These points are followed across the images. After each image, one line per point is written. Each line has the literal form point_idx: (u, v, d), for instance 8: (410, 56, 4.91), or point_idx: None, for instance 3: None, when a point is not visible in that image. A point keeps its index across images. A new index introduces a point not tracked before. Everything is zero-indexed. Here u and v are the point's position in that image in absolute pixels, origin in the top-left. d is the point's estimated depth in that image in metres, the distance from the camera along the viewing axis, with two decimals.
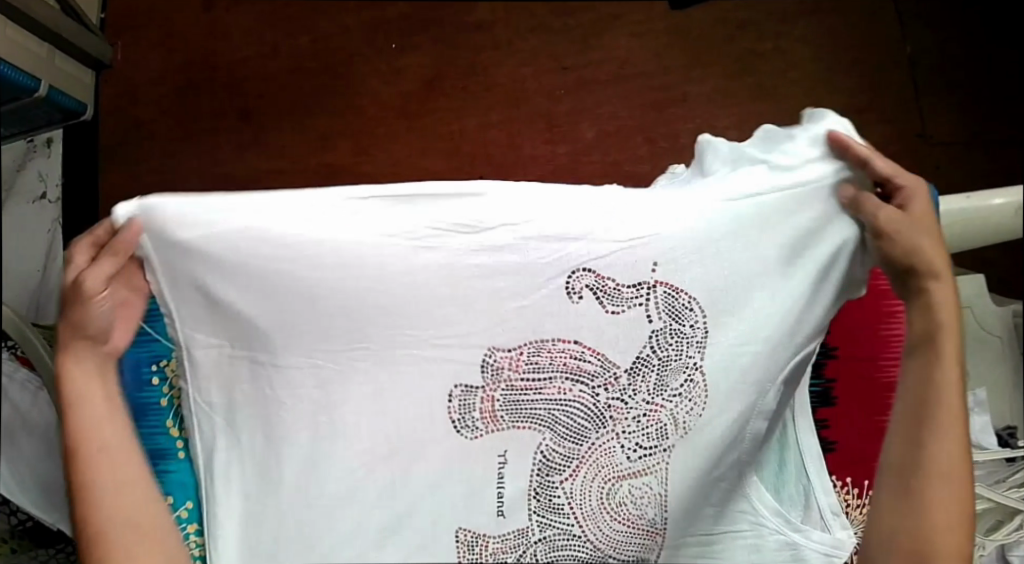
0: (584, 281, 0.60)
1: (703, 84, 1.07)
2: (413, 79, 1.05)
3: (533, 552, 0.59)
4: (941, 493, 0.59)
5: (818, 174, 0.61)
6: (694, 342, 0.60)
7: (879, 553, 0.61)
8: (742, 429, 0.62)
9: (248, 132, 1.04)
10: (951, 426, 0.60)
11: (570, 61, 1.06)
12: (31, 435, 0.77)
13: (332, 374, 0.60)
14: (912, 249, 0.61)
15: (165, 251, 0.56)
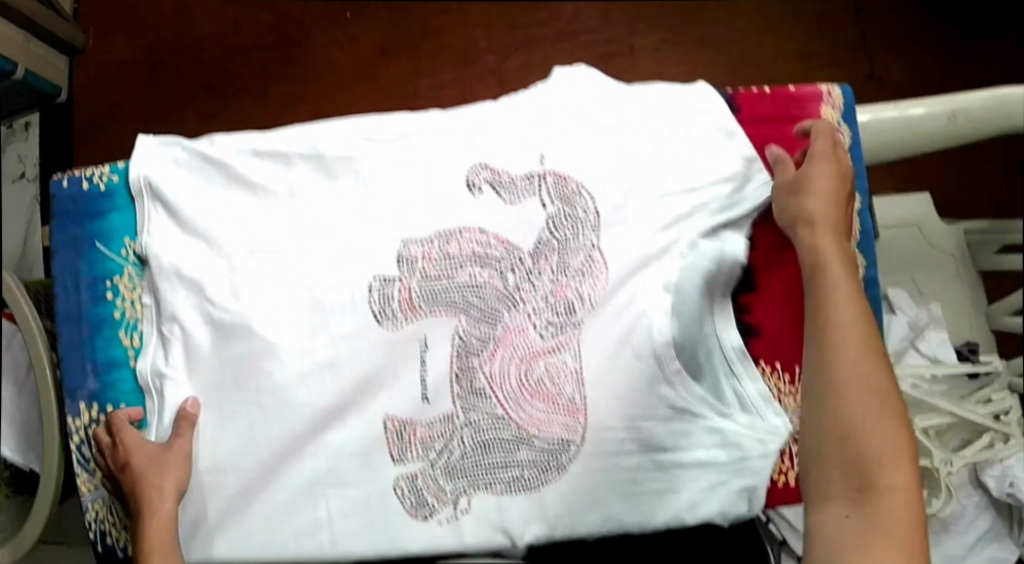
0: (481, 176, 0.65)
1: (648, 36, 1.14)
2: (366, 45, 1.13)
3: (460, 437, 0.64)
4: (865, 417, 0.55)
5: (688, 94, 0.67)
6: (590, 225, 0.64)
7: (820, 475, 0.56)
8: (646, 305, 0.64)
9: (215, 104, 1.12)
10: (857, 332, 0.58)
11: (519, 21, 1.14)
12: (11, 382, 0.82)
13: (264, 270, 0.65)
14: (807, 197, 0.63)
15: (152, 164, 0.68)
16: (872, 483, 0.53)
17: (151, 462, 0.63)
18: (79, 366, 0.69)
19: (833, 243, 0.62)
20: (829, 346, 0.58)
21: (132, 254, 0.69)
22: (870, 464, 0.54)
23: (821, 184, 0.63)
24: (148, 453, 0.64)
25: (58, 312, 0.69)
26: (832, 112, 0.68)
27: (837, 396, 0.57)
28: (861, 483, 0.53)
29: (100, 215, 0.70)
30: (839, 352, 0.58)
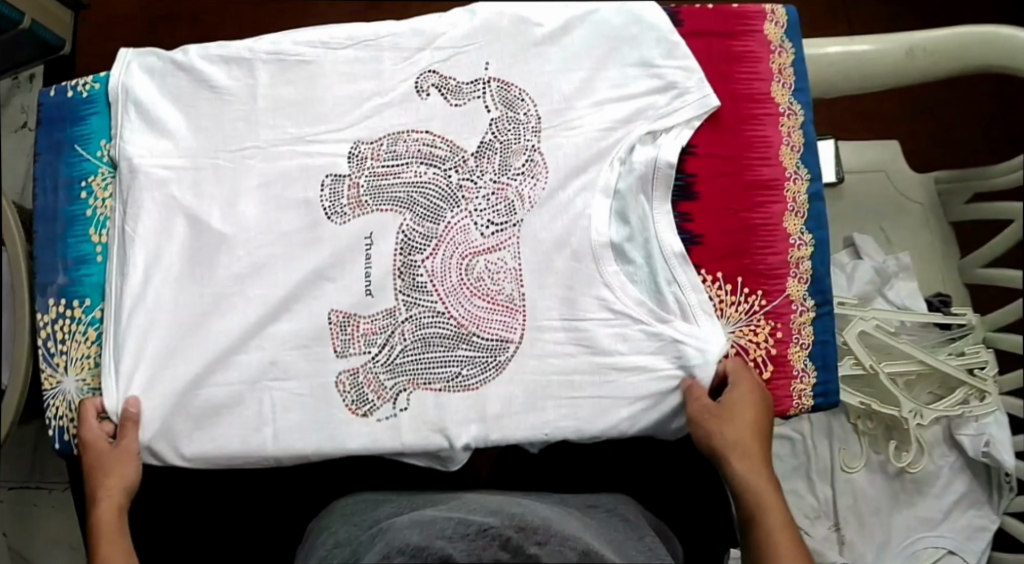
0: (429, 81, 0.67)
1: None
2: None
3: (402, 331, 0.64)
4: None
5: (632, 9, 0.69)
6: (530, 127, 0.66)
7: None
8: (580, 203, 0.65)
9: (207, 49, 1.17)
10: None
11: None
12: None
13: (226, 168, 0.69)
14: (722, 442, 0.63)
15: (131, 71, 0.72)
16: None
17: (104, 462, 0.66)
18: (52, 263, 0.75)
19: (744, 427, 0.63)
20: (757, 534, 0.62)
21: (107, 156, 0.75)
22: None
23: (740, 417, 0.63)
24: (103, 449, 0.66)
25: (36, 211, 0.76)
26: (774, 29, 0.72)
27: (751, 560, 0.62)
28: None
29: (81, 120, 0.76)
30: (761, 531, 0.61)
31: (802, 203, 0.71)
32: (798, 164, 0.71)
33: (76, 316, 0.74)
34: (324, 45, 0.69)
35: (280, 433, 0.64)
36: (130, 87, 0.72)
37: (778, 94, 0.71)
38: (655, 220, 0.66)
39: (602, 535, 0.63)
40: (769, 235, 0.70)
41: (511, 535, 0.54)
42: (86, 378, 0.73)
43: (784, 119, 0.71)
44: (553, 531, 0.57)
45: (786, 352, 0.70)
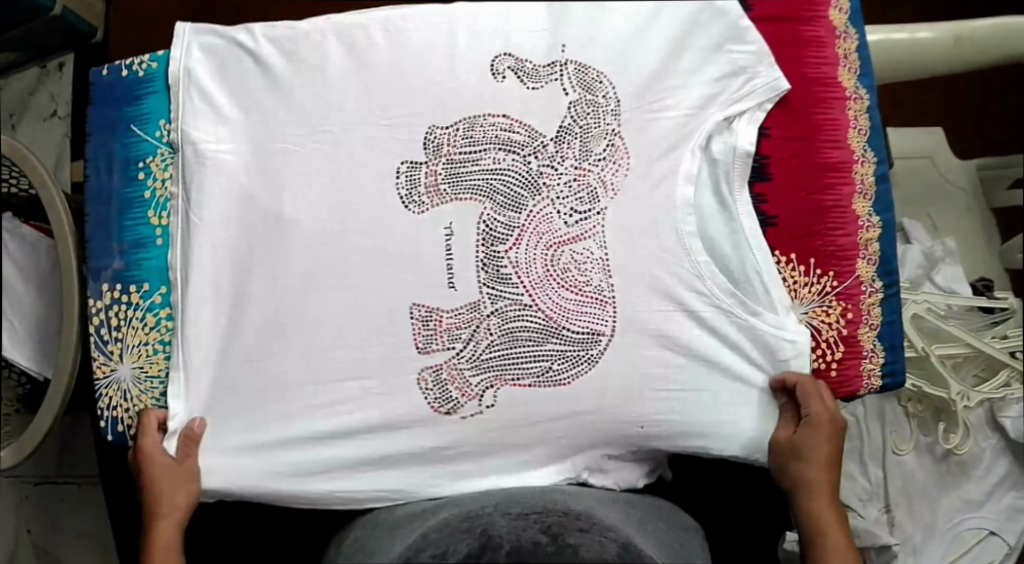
0: (505, 64, 0.67)
1: None
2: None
3: (487, 326, 0.66)
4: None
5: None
6: (610, 111, 0.67)
7: None
8: (665, 184, 0.66)
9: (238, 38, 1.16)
10: None
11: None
12: (29, 288, 0.86)
13: (294, 152, 0.67)
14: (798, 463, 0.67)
15: (193, 53, 0.71)
16: None
17: (162, 479, 0.66)
18: (106, 246, 0.73)
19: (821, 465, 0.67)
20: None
21: (166, 135, 0.73)
22: None
23: (816, 447, 0.67)
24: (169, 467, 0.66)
25: (88, 191, 0.74)
26: (839, 15, 0.72)
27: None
28: None
29: (138, 99, 0.74)
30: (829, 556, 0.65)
31: (870, 185, 0.71)
32: (864, 148, 0.71)
33: (134, 302, 0.72)
34: (396, 25, 0.68)
35: (360, 424, 0.66)
36: (193, 71, 0.71)
37: (845, 78, 0.71)
38: (737, 208, 0.68)
39: (650, 528, 0.62)
40: (839, 217, 0.70)
41: (553, 522, 0.54)
42: (144, 367, 0.71)
43: (851, 103, 0.71)
44: (595, 520, 0.56)
45: (857, 333, 0.71)
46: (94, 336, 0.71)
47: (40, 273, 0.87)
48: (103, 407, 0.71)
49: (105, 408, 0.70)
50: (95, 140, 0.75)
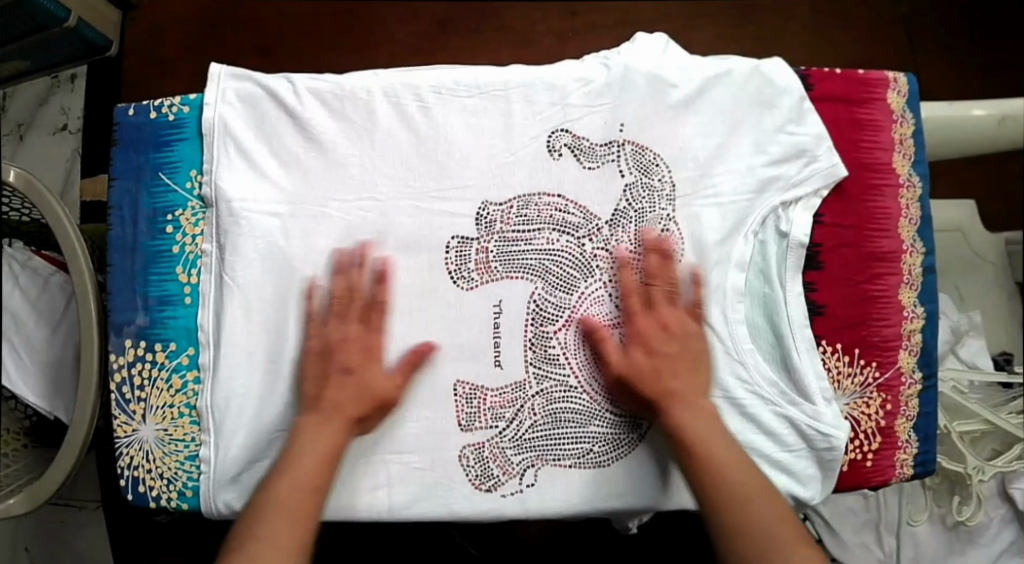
0: (562, 141, 0.66)
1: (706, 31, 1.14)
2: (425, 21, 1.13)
3: (531, 406, 0.64)
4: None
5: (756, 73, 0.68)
6: (665, 195, 0.65)
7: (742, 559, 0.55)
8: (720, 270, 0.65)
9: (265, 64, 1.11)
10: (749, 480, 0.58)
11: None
12: (39, 322, 0.84)
13: (333, 219, 0.66)
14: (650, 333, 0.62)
15: (230, 101, 0.69)
16: None
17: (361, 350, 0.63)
18: (131, 300, 0.70)
19: (709, 425, 0.60)
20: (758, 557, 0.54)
21: (197, 188, 0.70)
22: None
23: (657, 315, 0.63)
24: (362, 340, 0.63)
25: (112, 240, 0.71)
26: (897, 98, 0.71)
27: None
28: None
29: (167, 145, 0.71)
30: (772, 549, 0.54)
31: (916, 276, 0.70)
32: (915, 239, 0.70)
33: (159, 361, 0.70)
34: (455, 90, 0.67)
35: (395, 505, 0.63)
36: (230, 121, 0.69)
37: (899, 166, 0.70)
38: (788, 292, 0.66)
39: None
40: (884, 307, 0.69)
41: None
42: (168, 428, 0.70)
43: (903, 191, 0.70)
44: None
45: (894, 424, 0.70)
46: (116, 394, 0.70)
47: (53, 310, 0.84)
48: (123, 467, 0.70)
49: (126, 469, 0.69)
50: (122, 184, 0.71)
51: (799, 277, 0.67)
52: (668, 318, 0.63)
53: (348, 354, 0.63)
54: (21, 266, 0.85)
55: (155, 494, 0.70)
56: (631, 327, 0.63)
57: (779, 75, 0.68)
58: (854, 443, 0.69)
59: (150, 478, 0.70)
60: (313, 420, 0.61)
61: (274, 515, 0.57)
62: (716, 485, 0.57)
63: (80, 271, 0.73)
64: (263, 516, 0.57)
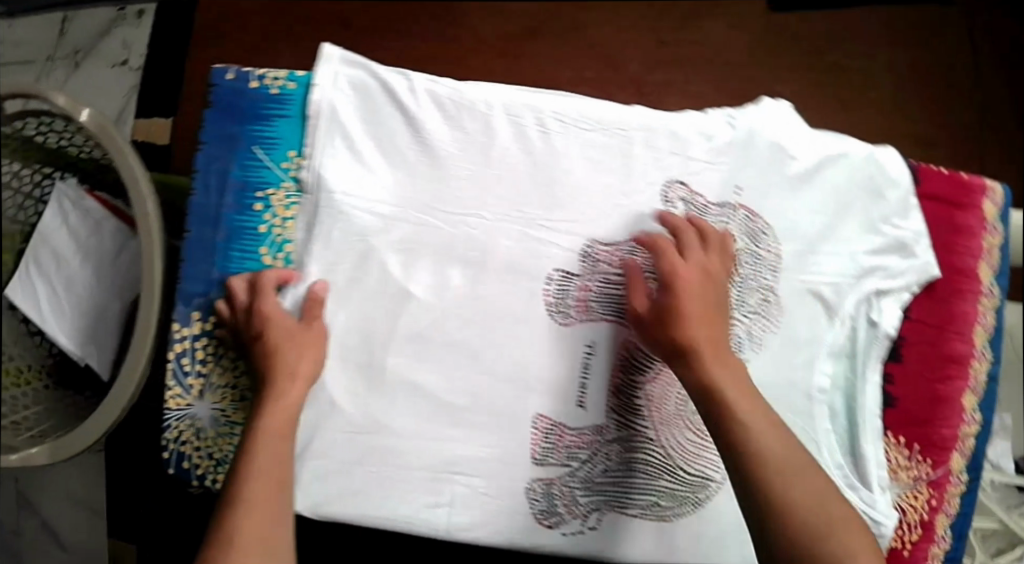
0: (677, 193, 0.65)
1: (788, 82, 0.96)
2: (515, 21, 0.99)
3: (606, 451, 0.65)
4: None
5: (871, 158, 0.69)
6: (771, 266, 0.66)
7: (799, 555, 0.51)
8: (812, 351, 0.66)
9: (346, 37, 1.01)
10: (791, 455, 0.55)
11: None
12: (82, 267, 0.80)
13: (436, 231, 0.66)
14: (682, 292, 0.59)
15: (341, 88, 0.66)
16: None
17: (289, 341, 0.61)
18: (206, 273, 0.68)
19: (748, 397, 0.57)
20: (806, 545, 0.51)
21: (294, 170, 0.67)
22: None
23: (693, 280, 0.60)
24: (289, 331, 0.62)
25: (192, 208, 0.68)
26: (992, 207, 0.72)
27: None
28: None
29: (265, 119, 0.68)
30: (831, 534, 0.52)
31: (980, 382, 0.72)
32: (986, 347, 0.72)
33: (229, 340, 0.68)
34: (578, 120, 0.66)
35: (453, 527, 0.64)
36: (338, 109, 0.66)
37: (984, 273, 0.72)
38: (866, 378, 0.67)
39: None
40: (947, 407, 0.71)
41: None
42: (227, 409, 0.68)
43: (983, 299, 0.72)
44: None
45: (935, 519, 0.71)
46: (174, 364, 0.68)
47: (100, 255, 0.80)
48: (169, 440, 0.68)
49: (177, 443, 0.67)
50: (212, 149, 0.68)
51: (880, 366, 0.68)
52: (709, 276, 0.61)
53: (278, 338, 0.61)
54: (73, 205, 0.81)
55: (200, 472, 0.68)
56: (671, 280, 0.60)
57: (890, 166, 0.69)
58: (895, 531, 0.70)
59: (197, 456, 0.68)
60: (258, 405, 0.60)
61: (252, 504, 0.55)
62: (767, 459, 0.54)
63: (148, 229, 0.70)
64: (241, 504, 0.55)
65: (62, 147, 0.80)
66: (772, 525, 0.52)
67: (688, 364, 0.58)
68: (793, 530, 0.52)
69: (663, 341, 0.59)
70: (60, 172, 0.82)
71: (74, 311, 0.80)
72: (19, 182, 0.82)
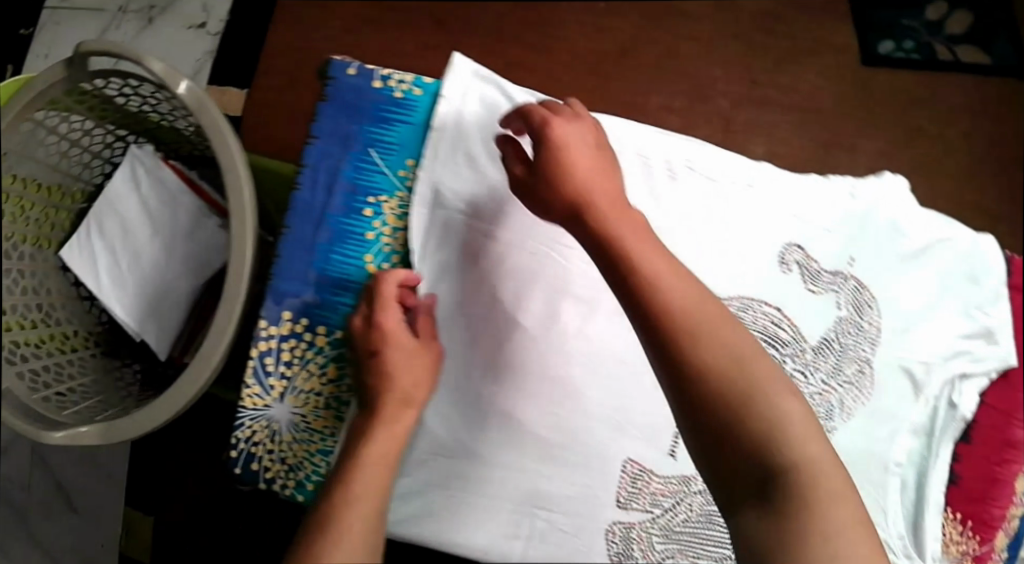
0: (794, 256, 0.65)
1: (876, 140, 0.94)
2: (610, 42, 0.96)
3: (690, 502, 0.65)
4: (840, 498, 0.49)
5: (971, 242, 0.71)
6: (870, 338, 0.66)
7: (780, 476, 0.49)
8: (893, 425, 0.67)
9: (435, 32, 0.96)
10: (755, 360, 0.52)
11: (779, 34, 0.93)
12: (151, 239, 0.77)
13: (549, 261, 0.66)
14: (563, 158, 0.56)
15: (471, 102, 0.66)
16: (817, 507, 0.48)
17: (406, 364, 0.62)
18: (302, 273, 0.65)
19: (681, 281, 0.53)
20: (771, 454, 0.49)
21: (410, 180, 0.65)
22: (811, 489, 0.49)
23: (578, 148, 0.57)
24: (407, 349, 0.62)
25: (296, 203, 0.65)
26: None
27: (774, 486, 0.49)
28: (810, 505, 0.48)
29: (384, 122, 0.65)
30: (786, 432, 0.50)
31: None
32: None
33: (318, 345, 0.65)
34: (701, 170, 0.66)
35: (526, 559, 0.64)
36: (465, 122, 0.65)
37: None
38: (937, 452, 0.68)
39: None
40: (998, 488, 0.70)
41: None
42: (307, 416, 0.66)
43: None
44: None
45: None
46: (255, 362, 0.65)
47: (171, 230, 0.77)
48: (240, 439, 0.65)
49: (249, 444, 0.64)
50: (326, 146, 0.65)
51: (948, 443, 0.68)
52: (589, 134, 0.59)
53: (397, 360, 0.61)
54: (147, 173, 0.77)
55: (269, 476, 0.66)
56: (556, 138, 0.57)
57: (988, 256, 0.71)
58: None
59: (268, 458, 0.66)
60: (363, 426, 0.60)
61: (344, 536, 0.55)
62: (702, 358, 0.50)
63: (244, 218, 0.68)
64: (332, 535, 0.54)
65: (143, 112, 0.77)
66: (714, 429, 0.50)
67: (614, 257, 0.53)
68: (739, 433, 0.50)
69: (555, 198, 0.56)
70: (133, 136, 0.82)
71: (135, 284, 0.77)
72: (90, 141, 0.79)
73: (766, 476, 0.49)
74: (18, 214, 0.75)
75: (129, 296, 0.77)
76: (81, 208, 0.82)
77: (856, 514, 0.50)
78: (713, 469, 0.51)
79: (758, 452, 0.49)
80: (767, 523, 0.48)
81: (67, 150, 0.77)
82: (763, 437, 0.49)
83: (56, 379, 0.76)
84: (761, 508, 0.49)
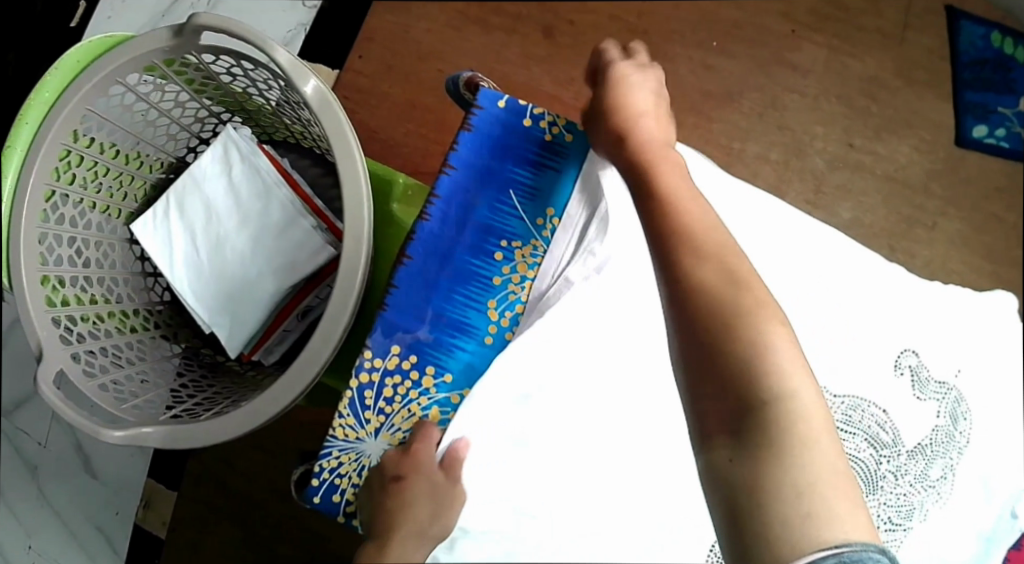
0: (908, 361, 0.69)
1: (954, 224, 0.95)
2: (717, 82, 0.98)
3: None
4: (825, 432, 0.50)
5: None
6: (958, 447, 0.68)
7: (765, 397, 0.51)
8: (967, 530, 0.67)
9: (544, 47, 0.98)
10: (755, 286, 0.57)
11: (881, 102, 0.93)
12: (238, 226, 0.73)
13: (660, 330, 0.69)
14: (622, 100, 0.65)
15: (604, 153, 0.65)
16: (805, 442, 0.49)
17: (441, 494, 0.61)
18: (418, 308, 0.61)
19: (695, 205, 0.60)
20: (759, 375, 0.52)
21: (548, 230, 0.63)
22: (799, 424, 0.50)
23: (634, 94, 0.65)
24: (429, 487, 0.60)
25: (420, 228, 0.62)
26: None
27: (750, 416, 0.51)
28: (800, 436, 0.49)
29: (529, 164, 0.63)
30: (772, 366, 0.52)
31: None
32: None
33: (424, 386, 0.61)
34: (807, 254, 0.70)
35: None
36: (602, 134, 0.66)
37: None
38: (989, 553, 0.66)
39: None
40: None
41: None
42: None
43: None
44: None
45: None
46: (353, 394, 0.60)
47: (260, 223, 0.73)
48: (325, 468, 0.60)
49: (337, 474, 0.59)
50: (465, 180, 0.63)
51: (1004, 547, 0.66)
52: (643, 88, 0.66)
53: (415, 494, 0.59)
54: (241, 158, 0.74)
55: (350, 509, 0.60)
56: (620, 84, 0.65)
57: None
58: None
59: (353, 492, 0.60)
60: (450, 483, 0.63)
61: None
62: (696, 280, 0.56)
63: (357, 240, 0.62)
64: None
65: (248, 95, 0.74)
66: (702, 355, 0.53)
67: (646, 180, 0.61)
68: (725, 355, 0.53)
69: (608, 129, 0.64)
70: (229, 115, 0.79)
71: (210, 272, 0.73)
72: (181, 114, 0.76)
73: (743, 405, 0.51)
74: (92, 180, 0.71)
75: (203, 283, 0.73)
76: (158, 178, 0.79)
77: (841, 471, 0.49)
78: (693, 394, 0.54)
79: (737, 382, 0.52)
80: (737, 461, 0.50)
81: (155, 120, 0.74)
82: (744, 363, 0.52)
83: (114, 364, 0.70)
84: (736, 445, 0.51)
